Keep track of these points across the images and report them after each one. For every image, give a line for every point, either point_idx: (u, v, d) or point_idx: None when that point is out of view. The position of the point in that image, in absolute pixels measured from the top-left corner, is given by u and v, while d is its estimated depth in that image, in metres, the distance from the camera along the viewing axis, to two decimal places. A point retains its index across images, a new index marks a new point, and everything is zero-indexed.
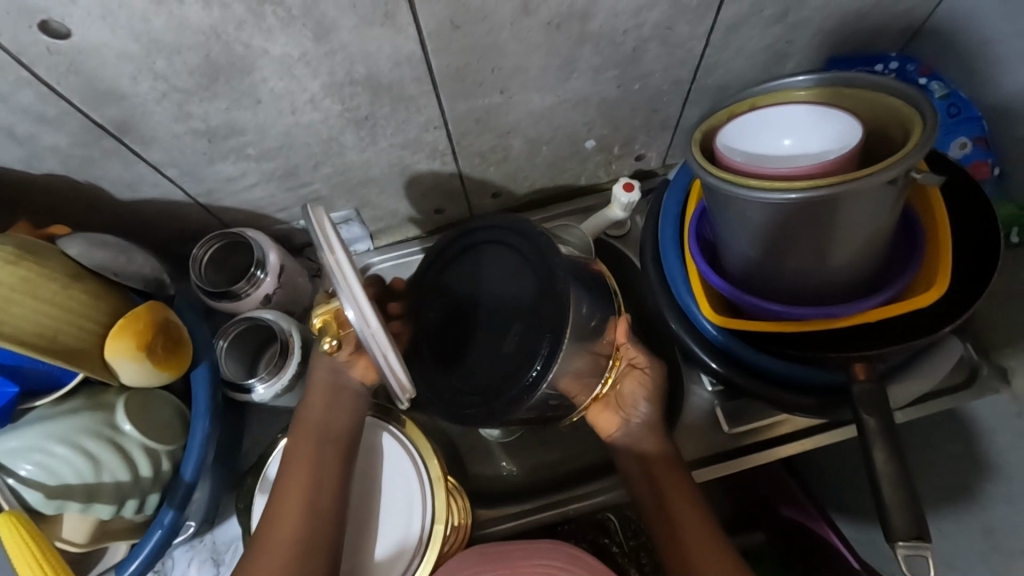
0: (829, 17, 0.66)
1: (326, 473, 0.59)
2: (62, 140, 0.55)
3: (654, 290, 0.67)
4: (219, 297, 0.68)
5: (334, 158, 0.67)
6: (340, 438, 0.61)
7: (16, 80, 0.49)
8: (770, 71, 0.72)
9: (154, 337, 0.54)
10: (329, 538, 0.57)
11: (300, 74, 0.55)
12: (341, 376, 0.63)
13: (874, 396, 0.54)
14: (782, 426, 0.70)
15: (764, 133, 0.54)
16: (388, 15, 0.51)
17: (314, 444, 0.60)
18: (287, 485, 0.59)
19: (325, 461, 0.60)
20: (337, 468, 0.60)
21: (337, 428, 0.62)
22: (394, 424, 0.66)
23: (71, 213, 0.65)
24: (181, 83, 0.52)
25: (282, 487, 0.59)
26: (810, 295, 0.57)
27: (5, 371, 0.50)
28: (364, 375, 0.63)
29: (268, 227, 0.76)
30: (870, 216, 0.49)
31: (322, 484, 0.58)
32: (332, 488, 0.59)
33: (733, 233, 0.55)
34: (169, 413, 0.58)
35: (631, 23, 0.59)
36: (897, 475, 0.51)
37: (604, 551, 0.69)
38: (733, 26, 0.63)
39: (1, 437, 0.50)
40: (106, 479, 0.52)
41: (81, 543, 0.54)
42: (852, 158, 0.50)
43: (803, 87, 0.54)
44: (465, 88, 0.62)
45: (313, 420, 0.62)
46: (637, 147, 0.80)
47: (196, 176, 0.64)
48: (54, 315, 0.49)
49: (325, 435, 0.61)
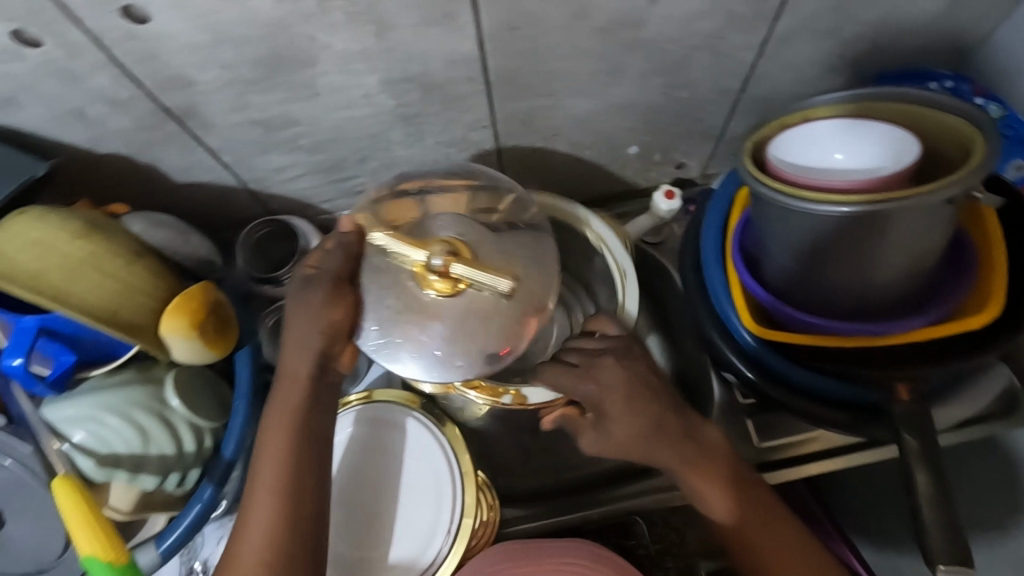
0: (883, 33, 0.65)
1: (310, 474, 0.54)
2: (128, 122, 0.58)
3: (693, 298, 0.67)
4: (263, 282, 0.69)
5: (381, 152, 0.69)
6: (315, 433, 0.56)
7: (93, 63, 0.51)
8: (819, 86, 0.71)
9: (207, 317, 0.56)
10: (308, 548, 0.52)
11: (358, 69, 0.56)
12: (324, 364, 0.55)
13: (914, 417, 0.54)
14: (813, 444, 0.69)
15: (816, 146, 0.54)
16: (449, 15, 0.52)
17: (285, 443, 0.54)
18: (257, 488, 0.53)
19: (300, 461, 0.53)
20: (315, 470, 0.54)
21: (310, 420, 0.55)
22: (440, 427, 0.66)
23: (128, 194, 0.67)
24: (245, 72, 0.54)
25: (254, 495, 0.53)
26: (849, 310, 0.57)
27: (65, 341, 0.51)
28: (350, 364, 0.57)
29: (311, 217, 0.78)
30: (924, 232, 0.48)
31: (299, 486, 0.53)
32: (313, 489, 0.54)
33: (778, 247, 0.55)
34: (212, 392, 0.60)
35: (685, 31, 0.60)
36: (937, 496, 0.51)
37: (630, 552, 0.69)
38: (785, 39, 0.63)
39: (59, 404, 0.52)
40: (152, 451, 0.54)
41: (125, 511, 0.55)
42: (906, 176, 0.50)
43: (857, 101, 0.54)
44: (515, 90, 0.63)
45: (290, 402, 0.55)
46: (678, 155, 0.80)
47: (248, 165, 0.66)
48: (115, 290, 0.51)
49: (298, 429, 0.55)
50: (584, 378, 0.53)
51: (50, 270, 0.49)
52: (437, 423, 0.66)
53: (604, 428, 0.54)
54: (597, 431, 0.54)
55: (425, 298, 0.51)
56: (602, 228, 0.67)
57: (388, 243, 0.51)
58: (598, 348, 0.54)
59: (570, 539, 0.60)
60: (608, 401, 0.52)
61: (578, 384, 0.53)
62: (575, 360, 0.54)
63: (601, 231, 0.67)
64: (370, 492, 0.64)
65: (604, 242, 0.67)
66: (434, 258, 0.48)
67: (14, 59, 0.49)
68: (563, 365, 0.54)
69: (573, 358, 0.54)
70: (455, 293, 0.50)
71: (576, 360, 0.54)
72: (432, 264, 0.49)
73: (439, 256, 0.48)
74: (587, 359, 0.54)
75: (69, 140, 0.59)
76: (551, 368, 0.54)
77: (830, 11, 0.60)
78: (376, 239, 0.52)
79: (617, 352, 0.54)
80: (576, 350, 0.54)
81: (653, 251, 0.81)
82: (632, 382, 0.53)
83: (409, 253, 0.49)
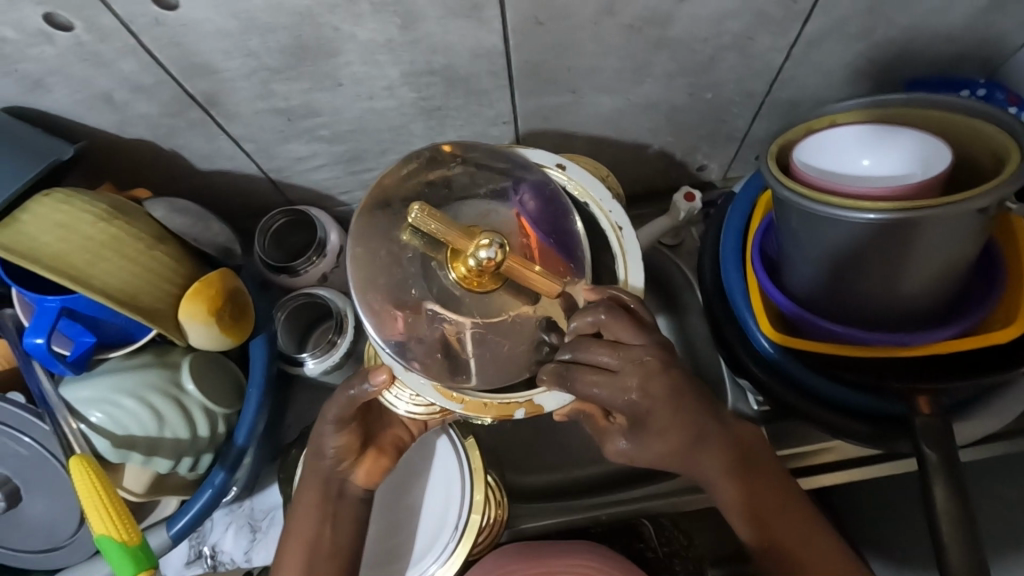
0: (916, 39, 0.63)
1: (339, 532, 0.56)
2: (154, 108, 0.58)
3: (712, 301, 0.66)
4: (280, 271, 0.70)
5: (402, 145, 0.69)
6: (335, 488, 0.57)
7: (121, 48, 0.51)
8: (847, 90, 0.70)
9: (224, 305, 0.56)
10: None
11: (382, 61, 0.56)
12: (337, 480, 0.57)
13: (938, 432, 0.53)
14: (828, 454, 0.68)
15: (842, 151, 0.53)
16: (475, 7, 0.52)
17: (314, 504, 0.56)
18: (291, 541, 0.55)
19: (325, 517, 0.56)
20: (347, 530, 0.56)
21: (334, 482, 0.57)
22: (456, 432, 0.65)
23: (151, 179, 0.68)
24: (271, 61, 0.54)
25: (285, 549, 0.56)
26: (873, 319, 0.56)
27: (85, 323, 0.52)
28: (372, 479, 0.58)
29: (329, 209, 0.78)
30: (953, 241, 0.47)
31: (318, 549, 0.55)
32: (343, 543, 0.56)
33: (803, 255, 0.55)
34: (227, 380, 0.60)
35: (712, 31, 0.59)
36: (957, 512, 0.50)
37: (641, 556, 0.67)
38: (815, 41, 0.62)
39: (77, 384, 0.53)
40: (166, 435, 0.54)
41: (139, 493, 0.56)
42: (937, 183, 0.49)
43: (889, 105, 0.53)
44: (539, 85, 0.62)
45: (316, 473, 0.57)
46: (700, 157, 0.79)
47: (269, 153, 0.66)
48: (137, 274, 0.51)
49: (327, 490, 0.56)
50: (616, 387, 0.47)
51: (74, 252, 0.49)
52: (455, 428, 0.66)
53: (641, 439, 0.50)
54: (629, 436, 0.51)
55: (444, 279, 0.51)
56: (578, 173, 0.58)
57: (431, 223, 0.49)
58: (632, 346, 0.48)
59: (582, 543, 0.60)
60: (653, 412, 0.48)
61: (615, 393, 0.47)
62: (597, 363, 0.48)
63: (577, 177, 0.58)
64: (397, 485, 0.66)
65: (584, 189, 0.58)
66: (480, 252, 0.47)
67: (45, 42, 0.50)
68: (586, 371, 0.48)
69: (606, 358, 0.48)
70: (480, 289, 0.51)
71: (612, 363, 0.48)
72: (477, 257, 0.48)
73: (489, 251, 0.47)
74: (621, 362, 0.47)
75: (95, 124, 0.59)
76: (581, 369, 0.48)
77: (862, 13, 0.59)
78: (414, 213, 0.50)
79: (660, 354, 0.48)
80: (606, 348, 0.48)
81: (670, 254, 0.80)
82: (677, 393, 0.48)
83: (452, 239, 0.49)
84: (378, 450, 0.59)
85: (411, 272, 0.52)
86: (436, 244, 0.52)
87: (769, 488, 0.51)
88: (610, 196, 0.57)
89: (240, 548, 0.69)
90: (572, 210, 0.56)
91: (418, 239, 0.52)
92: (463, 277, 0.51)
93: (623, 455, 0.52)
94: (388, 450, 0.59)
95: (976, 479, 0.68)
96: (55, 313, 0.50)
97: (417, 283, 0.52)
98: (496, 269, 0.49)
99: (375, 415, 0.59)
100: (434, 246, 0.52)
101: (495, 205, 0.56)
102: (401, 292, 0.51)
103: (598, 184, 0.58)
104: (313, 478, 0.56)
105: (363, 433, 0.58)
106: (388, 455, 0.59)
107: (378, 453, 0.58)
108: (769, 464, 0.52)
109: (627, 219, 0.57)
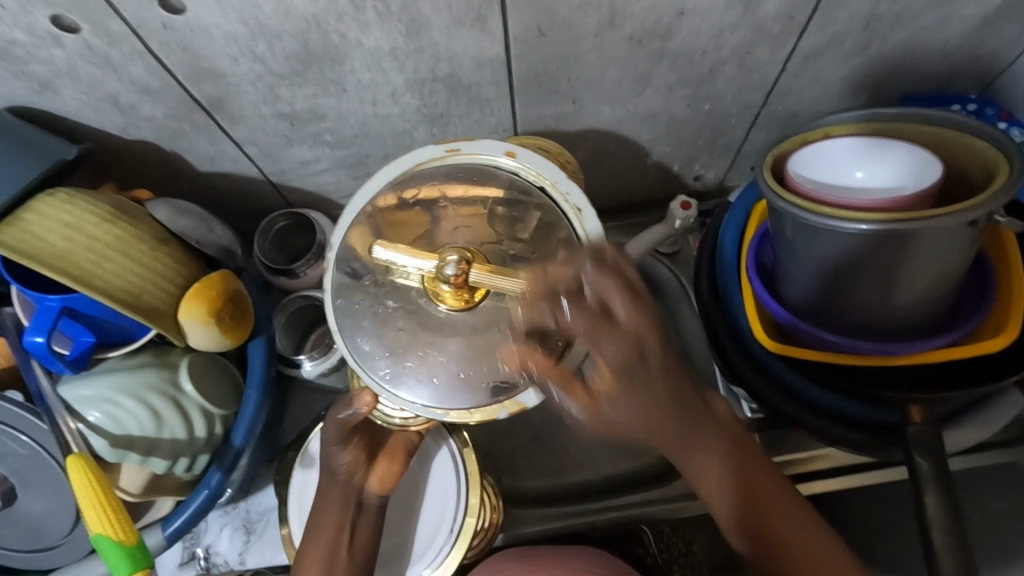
0: (910, 55, 0.65)
1: (358, 539, 0.57)
2: (159, 111, 0.58)
3: (708, 309, 0.67)
4: (279, 274, 0.70)
5: (403, 152, 0.69)
6: (349, 496, 0.57)
7: (129, 51, 0.52)
8: (843, 104, 0.71)
9: (224, 306, 0.56)
10: None
11: (387, 68, 0.57)
12: (354, 489, 0.58)
13: (931, 442, 0.54)
14: (820, 462, 0.69)
15: (836, 164, 0.54)
16: (480, 17, 0.53)
17: (334, 514, 0.57)
18: (309, 547, 0.56)
19: (341, 526, 0.56)
20: (367, 535, 0.57)
21: (348, 488, 0.58)
22: (453, 435, 0.65)
23: (153, 181, 0.68)
24: (277, 66, 0.55)
25: (304, 553, 0.56)
26: (867, 329, 0.57)
27: (86, 323, 0.52)
28: (386, 484, 0.58)
29: (330, 213, 0.78)
30: (946, 253, 0.48)
31: (337, 555, 0.55)
32: (362, 552, 0.56)
33: (798, 265, 0.56)
34: (225, 381, 0.60)
35: (711, 44, 0.60)
36: (948, 520, 0.50)
37: (642, 563, 0.69)
38: (813, 55, 0.63)
39: (76, 383, 0.53)
40: (164, 436, 0.55)
41: (135, 493, 0.55)
42: (930, 195, 0.50)
43: (880, 120, 0.55)
44: (541, 94, 0.63)
45: (337, 487, 0.58)
46: (698, 167, 0.81)
47: (272, 157, 0.67)
48: (140, 275, 0.52)
49: (348, 499, 0.57)
50: (619, 337, 0.43)
51: (79, 253, 0.50)
52: (452, 431, 0.66)
53: (626, 403, 0.45)
54: (614, 403, 0.45)
55: (428, 308, 0.54)
56: (532, 159, 0.57)
57: (395, 255, 0.53)
58: (642, 295, 0.45)
59: (580, 549, 0.61)
60: (647, 370, 0.44)
61: (614, 343, 0.43)
62: (603, 299, 0.44)
63: (532, 163, 0.57)
64: (404, 488, 0.65)
65: (540, 173, 0.57)
66: (447, 267, 0.51)
67: (53, 45, 0.50)
68: (575, 298, 0.45)
69: (620, 303, 0.44)
70: (466, 304, 0.53)
71: (624, 313, 0.44)
72: (445, 272, 0.52)
73: (453, 266, 0.51)
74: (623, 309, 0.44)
75: (99, 126, 0.59)
76: (586, 309, 0.44)
77: (858, 29, 0.61)
78: (376, 253, 0.54)
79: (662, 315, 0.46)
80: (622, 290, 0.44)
81: (666, 263, 0.82)
82: (672, 358, 0.45)
83: (418, 264, 0.53)
84: (388, 454, 0.59)
85: (392, 307, 0.55)
86: (411, 277, 0.55)
87: (767, 493, 0.51)
88: (565, 176, 0.56)
89: (235, 550, 0.69)
90: (536, 204, 0.56)
91: (394, 278, 0.55)
92: (448, 299, 0.53)
93: (602, 421, 0.46)
94: (399, 455, 0.60)
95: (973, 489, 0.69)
96: (56, 312, 0.50)
97: (400, 317, 0.55)
98: (466, 280, 0.52)
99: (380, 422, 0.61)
100: (406, 278, 0.55)
101: (456, 220, 0.56)
102: (387, 328, 0.54)
103: (553, 166, 0.57)
104: (333, 486, 0.58)
105: (370, 444, 0.59)
106: (399, 459, 0.59)
107: (388, 458, 0.59)
108: (767, 467, 0.52)
109: (584, 195, 0.56)
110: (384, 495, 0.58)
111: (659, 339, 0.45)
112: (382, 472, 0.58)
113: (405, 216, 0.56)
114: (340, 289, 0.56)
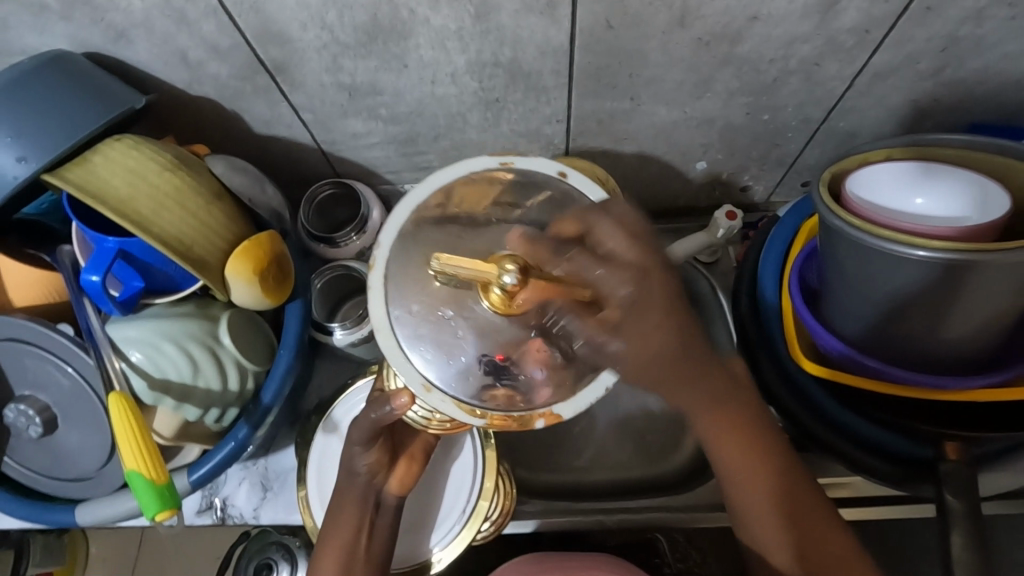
0: (985, 83, 0.63)
1: (376, 540, 0.57)
2: (225, 70, 0.60)
3: (744, 322, 0.66)
4: (320, 241, 0.71)
5: (454, 133, 0.70)
6: (365, 501, 0.57)
7: (205, 9, 0.53)
8: (907, 128, 0.69)
9: (269, 266, 0.58)
10: None
11: (450, 48, 0.57)
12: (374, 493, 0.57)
13: (964, 480, 0.53)
14: (842, 490, 0.66)
15: (899, 185, 0.51)
16: (550, 5, 0.52)
17: (350, 511, 0.56)
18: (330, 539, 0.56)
19: (355, 528, 0.56)
20: (383, 536, 0.57)
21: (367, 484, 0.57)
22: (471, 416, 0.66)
23: (209, 138, 0.70)
24: (343, 36, 0.56)
25: (322, 545, 0.57)
26: (909, 358, 0.55)
27: (138, 267, 0.54)
28: (404, 484, 0.59)
29: (374, 185, 0.79)
30: (1003, 291, 0.47)
31: (356, 555, 0.56)
32: (381, 555, 0.57)
33: (844, 289, 0.55)
34: (260, 340, 0.62)
35: (780, 53, 0.59)
36: (975, 561, 0.50)
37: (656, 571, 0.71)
38: (882, 74, 0.62)
39: (122, 324, 0.55)
40: (200, 385, 0.56)
41: (167, 436, 0.58)
42: (992, 229, 0.48)
43: (950, 145, 0.53)
44: (598, 88, 0.63)
45: (356, 488, 0.57)
46: (747, 178, 0.79)
47: (326, 126, 0.68)
48: (194, 226, 0.53)
49: (365, 500, 0.57)
50: (617, 272, 0.48)
51: (139, 198, 0.51)
52: None
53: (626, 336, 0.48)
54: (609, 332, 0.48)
55: (479, 313, 0.49)
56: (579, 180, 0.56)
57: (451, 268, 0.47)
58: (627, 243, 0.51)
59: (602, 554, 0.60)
60: (649, 298, 0.49)
61: (613, 278, 0.48)
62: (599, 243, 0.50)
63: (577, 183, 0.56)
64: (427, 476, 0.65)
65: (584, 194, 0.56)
66: (504, 277, 0.46)
67: None
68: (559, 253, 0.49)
69: (614, 240, 0.50)
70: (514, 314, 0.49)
71: (622, 246, 0.50)
72: (502, 283, 0.46)
73: (513, 276, 0.45)
74: (624, 245, 0.50)
75: (166, 78, 0.61)
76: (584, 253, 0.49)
77: (936, 51, 0.58)
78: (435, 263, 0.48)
79: (648, 266, 0.49)
80: (619, 232, 0.50)
81: (703, 271, 0.80)
82: (668, 297, 0.49)
83: (474, 273, 0.47)
84: (408, 457, 0.59)
85: (446, 314, 0.50)
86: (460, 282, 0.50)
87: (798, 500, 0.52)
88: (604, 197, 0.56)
89: (250, 504, 0.70)
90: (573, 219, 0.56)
91: (440, 282, 0.50)
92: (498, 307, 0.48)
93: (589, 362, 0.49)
94: (419, 458, 0.60)
95: (999, 535, 0.67)
96: (113, 254, 0.52)
97: (459, 323, 0.50)
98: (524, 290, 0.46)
99: (400, 426, 0.60)
100: (452, 282, 0.50)
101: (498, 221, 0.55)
102: (445, 333, 0.49)
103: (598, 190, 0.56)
104: (353, 484, 0.57)
105: (391, 447, 0.58)
106: (418, 461, 0.60)
107: (410, 459, 0.59)
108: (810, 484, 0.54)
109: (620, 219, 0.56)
110: (401, 496, 0.59)
111: (652, 278, 0.49)
112: (400, 475, 0.59)
113: (445, 229, 0.53)
114: (391, 286, 0.51)
